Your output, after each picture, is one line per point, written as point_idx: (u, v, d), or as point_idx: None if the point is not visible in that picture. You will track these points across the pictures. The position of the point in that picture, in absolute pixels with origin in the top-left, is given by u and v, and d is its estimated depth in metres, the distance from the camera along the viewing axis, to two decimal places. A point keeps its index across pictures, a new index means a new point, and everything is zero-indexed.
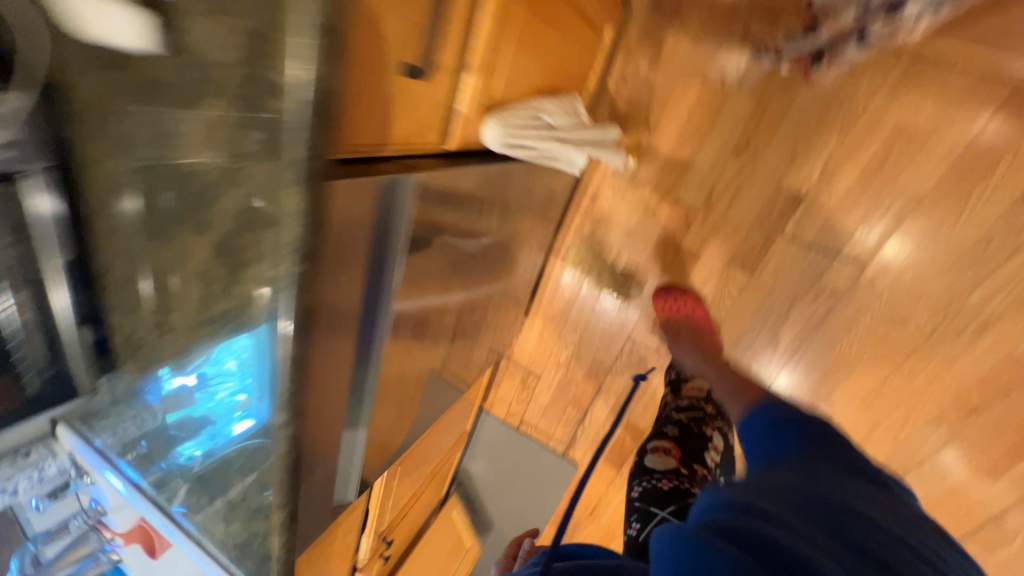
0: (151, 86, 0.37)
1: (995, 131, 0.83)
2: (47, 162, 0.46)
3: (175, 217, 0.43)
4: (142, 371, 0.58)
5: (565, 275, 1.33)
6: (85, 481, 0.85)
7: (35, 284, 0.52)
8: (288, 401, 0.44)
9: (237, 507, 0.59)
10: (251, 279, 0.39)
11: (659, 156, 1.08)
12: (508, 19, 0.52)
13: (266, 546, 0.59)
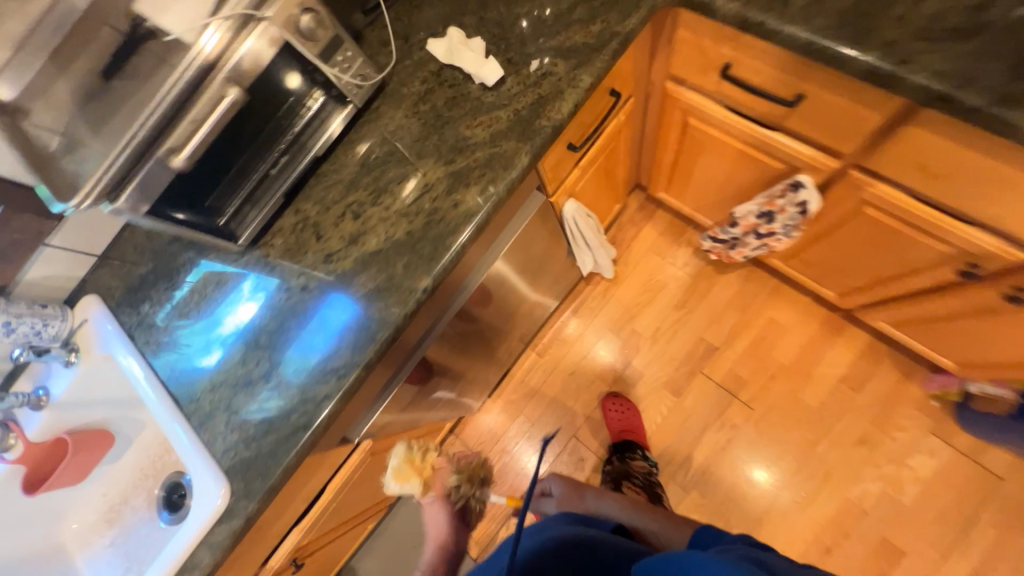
0: (460, 96, 0.73)
1: (822, 336, 1.36)
2: (357, 102, 0.74)
3: (424, 154, 0.73)
4: (289, 247, 0.76)
5: (534, 367, 1.57)
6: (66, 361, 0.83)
7: (283, 161, 0.73)
8: (441, 272, 0.67)
9: (308, 369, 0.70)
10: (468, 192, 0.69)
11: (627, 296, 1.53)
12: (598, 158, 0.97)
13: (312, 412, 0.68)
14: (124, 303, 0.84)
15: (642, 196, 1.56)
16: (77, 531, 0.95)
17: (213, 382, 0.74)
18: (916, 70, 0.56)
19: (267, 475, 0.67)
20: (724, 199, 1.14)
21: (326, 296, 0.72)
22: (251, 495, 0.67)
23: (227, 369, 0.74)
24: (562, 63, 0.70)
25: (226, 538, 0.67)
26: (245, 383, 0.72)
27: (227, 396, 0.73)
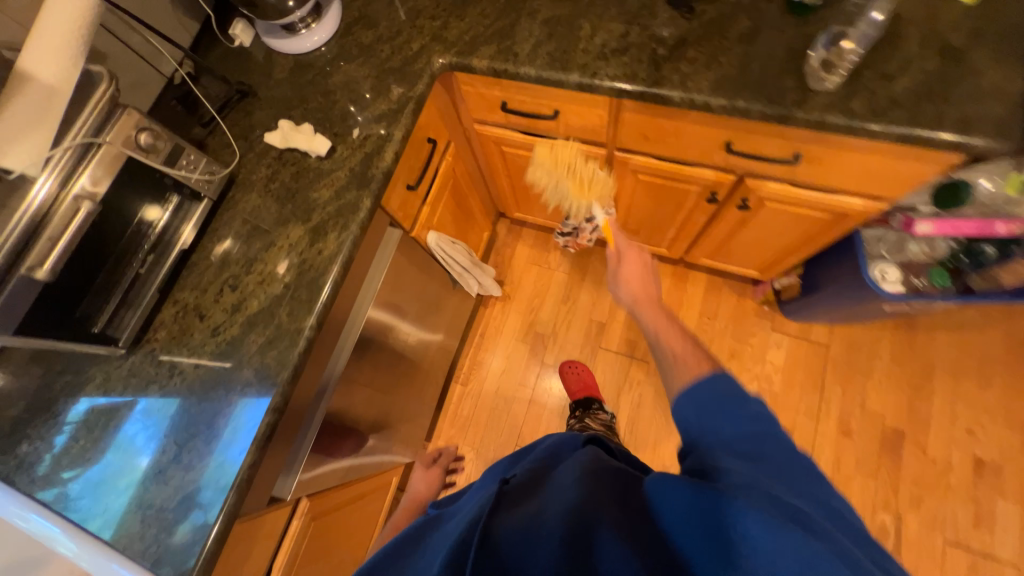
0: (303, 169, 0.89)
1: (676, 285, 1.66)
2: (212, 195, 0.85)
3: (283, 221, 0.86)
4: (175, 335, 0.81)
5: (463, 397, 1.67)
6: None
7: (151, 260, 0.80)
8: (322, 308, 0.79)
9: (220, 434, 0.74)
10: (328, 239, 0.82)
11: (522, 306, 1.74)
12: (443, 193, 1.17)
13: (230, 472, 0.72)
14: None
15: (507, 221, 1.82)
16: None
17: (121, 487, 0.74)
18: (603, 78, 0.84)
19: (200, 550, 0.69)
20: (558, 201, 1.41)
21: (222, 364, 0.78)
22: (186, 574, 0.68)
23: (133, 471, 0.75)
24: (377, 126, 0.89)
25: None
26: (155, 475, 0.74)
27: (138, 495, 0.73)
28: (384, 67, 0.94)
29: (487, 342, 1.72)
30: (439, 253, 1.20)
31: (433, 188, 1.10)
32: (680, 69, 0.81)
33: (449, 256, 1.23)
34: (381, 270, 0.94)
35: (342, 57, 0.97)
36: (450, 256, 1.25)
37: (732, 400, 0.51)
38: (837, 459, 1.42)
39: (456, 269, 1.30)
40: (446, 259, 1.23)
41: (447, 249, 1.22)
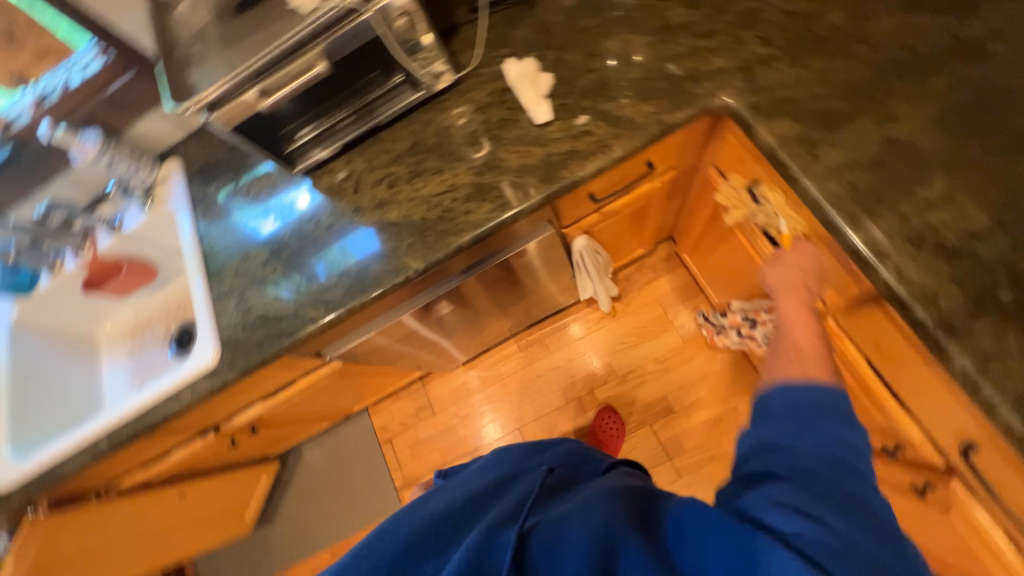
0: (512, 120, 0.82)
1: None
2: (428, 91, 0.84)
3: (462, 157, 0.83)
4: (332, 189, 0.90)
5: (511, 356, 1.71)
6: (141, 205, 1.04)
7: (351, 119, 0.85)
8: (433, 262, 0.79)
9: (309, 292, 0.85)
10: (481, 206, 0.79)
11: (618, 332, 1.63)
12: (623, 210, 1.04)
13: (297, 327, 0.83)
14: (197, 178, 1.05)
15: (672, 249, 1.61)
16: (108, 334, 1.21)
17: (237, 271, 0.92)
18: (888, 269, 0.60)
19: (249, 359, 0.84)
20: (730, 289, 1.19)
21: (342, 242, 0.86)
22: (233, 367, 0.85)
23: (251, 265, 0.91)
24: (604, 128, 0.76)
25: (206, 389, 0.86)
26: (260, 281, 0.89)
27: (244, 285, 0.90)
28: (663, 62, 0.77)
29: (563, 334, 1.68)
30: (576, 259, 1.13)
31: (617, 203, 0.98)
32: (1001, 339, 0.55)
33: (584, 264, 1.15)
34: (508, 254, 0.90)
35: (634, 19, 0.80)
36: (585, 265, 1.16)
37: (834, 416, 0.47)
38: None
39: (582, 275, 1.22)
40: (579, 265, 1.16)
41: (588, 259, 1.13)
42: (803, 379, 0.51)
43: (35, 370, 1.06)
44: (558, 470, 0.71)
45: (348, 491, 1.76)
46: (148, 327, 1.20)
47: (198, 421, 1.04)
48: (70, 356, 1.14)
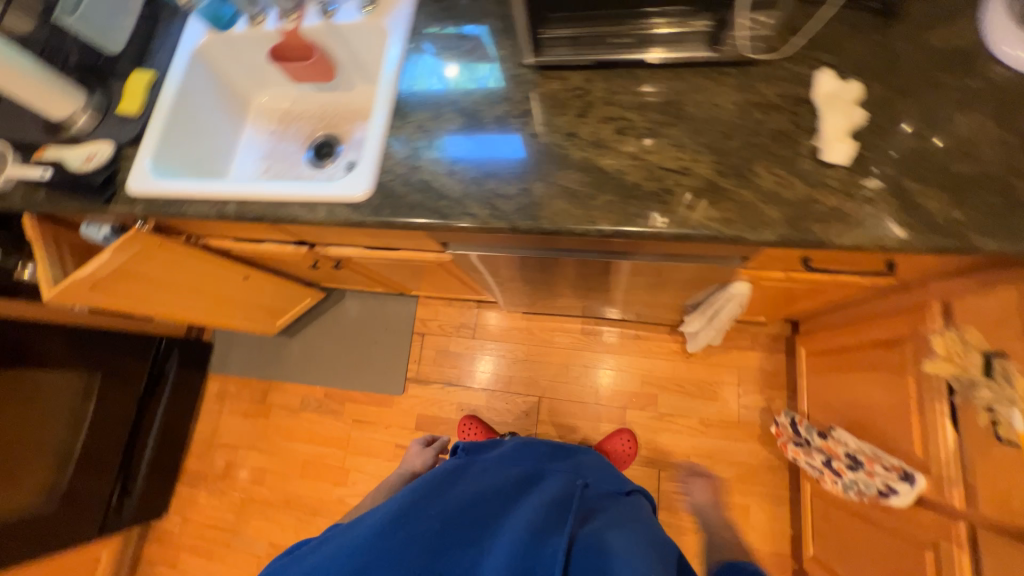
0: (790, 137, 0.70)
1: (762, 557, 1.37)
2: (722, 55, 0.73)
3: (711, 144, 0.72)
4: (556, 97, 0.81)
5: (570, 332, 1.67)
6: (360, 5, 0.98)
7: (627, 41, 0.75)
8: (621, 234, 0.72)
9: (480, 187, 0.79)
10: (704, 208, 0.69)
11: (682, 373, 1.55)
12: (807, 283, 0.93)
13: (453, 213, 0.79)
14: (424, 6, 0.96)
15: (785, 332, 1.49)
16: (261, 106, 1.23)
17: (423, 124, 0.86)
18: None
19: (393, 215, 0.81)
20: (841, 414, 1.08)
21: (539, 158, 0.78)
22: (376, 214, 0.82)
23: (437, 125, 0.85)
24: (893, 208, 0.64)
25: (340, 218, 0.85)
26: (438, 147, 0.83)
27: (421, 141, 0.85)
28: (1009, 176, 0.63)
29: (628, 344, 1.61)
30: (723, 294, 1.03)
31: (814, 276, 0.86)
32: None
33: (725, 301, 1.05)
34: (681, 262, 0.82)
35: (1002, 107, 0.65)
36: (724, 302, 1.06)
37: None
38: None
39: (709, 308, 1.12)
40: (720, 298, 1.06)
41: (733, 302, 1.03)
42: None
43: (194, 105, 1.09)
44: (569, 477, 1.00)
45: (366, 353, 1.84)
46: (298, 120, 1.20)
47: (306, 233, 1.05)
48: (225, 110, 1.16)
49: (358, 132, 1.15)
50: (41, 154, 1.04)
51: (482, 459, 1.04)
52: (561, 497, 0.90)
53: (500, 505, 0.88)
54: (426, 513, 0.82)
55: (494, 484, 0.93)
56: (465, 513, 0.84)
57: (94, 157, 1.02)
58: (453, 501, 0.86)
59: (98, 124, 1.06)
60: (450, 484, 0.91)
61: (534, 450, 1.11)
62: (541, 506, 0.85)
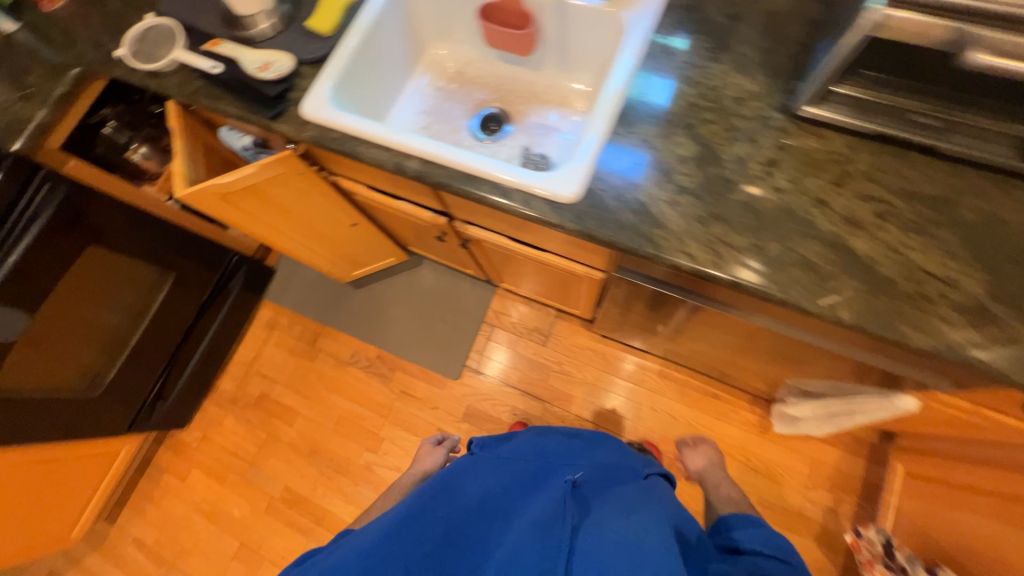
0: None
1: None
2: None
3: (983, 261, 0.66)
4: (812, 155, 0.73)
5: (648, 370, 1.60)
6: None
7: (926, 124, 0.67)
8: (862, 327, 0.65)
9: (706, 228, 0.72)
10: (965, 328, 0.63)
11: (755, 447, 1.49)
12: (983, 419, 0.86)
13: (670, 247, 0.72)
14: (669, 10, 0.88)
15: (876, 440, 1.42)
16: (435, 58, 1.15)
17: (648, 141, 0.78)
18: None
19: (599, 229, 0.74)
20: (949, 553, 1.02)
21: (779, 217, 0.71)
22: (579, 221, 0.76)
23: (666, 146, 0.78)
24: None
25: (535, 213, 0.78)
26: (664, 170, 0.76)
27: (645, 157, 0.77)
28: None
29: (704, 401, 1.55)
30: (880, 396, 0.97)
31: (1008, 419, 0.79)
32: None
33: (877, 405, 0.98)
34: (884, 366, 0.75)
35: None
36: (874, 406, 1.00)
37: None
38: None
39: (843, 402, 1.06)
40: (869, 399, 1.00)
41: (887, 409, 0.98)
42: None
43: (380, 41, 1.01)
44: (570, 465, 0.85)
45: (431, 328, 1.78)
46: (470, 85, 1.13)
47: (462, 208, 0.98)
48: (402, 53, 1.09)
49: (534, 116, 1.07)
50: (215, 46, 0.97)
51: (495, 453, 0.91)
52: (554, 483, 0.76)
53: (507, 501, 0.77)
54: (435, 514, 0.73)
55: (499, 481, 0.81)
56: (475, 518, 0.73)
57: (270, 67, 0.94)
58: (455, 507, 0.75)
59: (279, 32, 0.99)
60: (460, 491, 0.79)
61: (545, 444, 0.94)
62: (542, 497, 0.73)
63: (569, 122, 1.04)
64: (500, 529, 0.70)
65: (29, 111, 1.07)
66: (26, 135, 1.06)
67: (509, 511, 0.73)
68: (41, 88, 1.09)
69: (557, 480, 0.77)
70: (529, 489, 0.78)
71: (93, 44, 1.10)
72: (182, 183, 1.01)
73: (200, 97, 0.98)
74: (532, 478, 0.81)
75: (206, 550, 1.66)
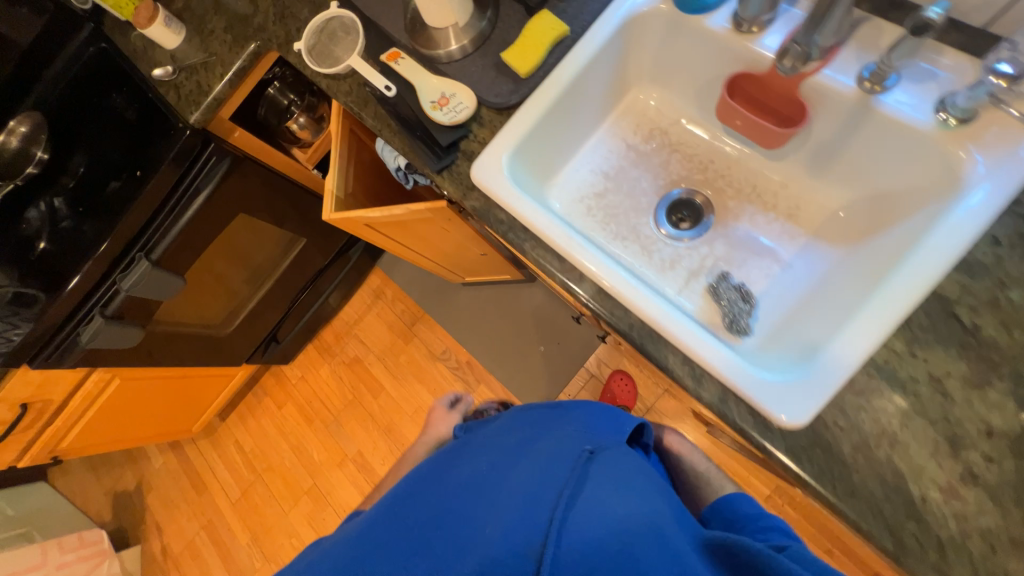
0: None
1: None
2: None
3: None
4: None
5: (750, 491, 1.38)
6: (942, 106, 0.58)
7: None
8: None
9: (996, 557, 0.49)
10: None
11: None
12: None
13: (925, 560, 0.50)
14: None
15: None
16: (636, 104, 0.90)
17: (941, 380, 0.53)
18: None
19: (821, 485, 0.54)
20: None
21: None
22: (791, 460, 0.55)
23: (970, 402, 0.52)
24: None
25: (731, 418, 0.59)
26: (954, 441, 0.52)
27: (929, 407, 0.53)
28: None
29: (811, 549, 1.32)
30: None
31: None
32: None
33: None
34: None
35: None
36: None
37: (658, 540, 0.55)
38: None
39: None
40: None
41: None
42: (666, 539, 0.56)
43: (583, 88, 0.80)
44: (572, 436, 0.72)
45: (525, 352, 1.68)
46: (672, 153, 0.88)
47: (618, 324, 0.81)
48: (602, 98, 0.86)
49: (746, 222, 0.82)
50: (394, 61, 0.84)
51: (490, 434, 0.83)
52: (542, 462, 0.67)
53: (494, 465, 0.72)
54: (413, 516, 0.66)
55: (485, 463, 0.73)
56: (458, 498, 0.66)
57: (447, 103, 0.79)
58: (436, 503, 0.67)
59: (467, 56, 0.82)
60: (449, 480, 0.72)
61: (530, 417, 0.82)
62: (527, 470, 0.66)
63: (796, 247, 0.78)
64: (478, 509, 0.63)
65: (208, 82, 1.04)
66: (202, 108, 1.04)
67: (490, 487, 0.67)
68: (221, 57, 1.05)
69: (545, 455, 0.69)
70: (514, 458, 0.71)
71: (274, 17, 1.02)
72: (330, 205, 0.94)
73: (366, 115, 0.86)
74: (517, 458, 0.71)
75: (285, 476, 1.88)
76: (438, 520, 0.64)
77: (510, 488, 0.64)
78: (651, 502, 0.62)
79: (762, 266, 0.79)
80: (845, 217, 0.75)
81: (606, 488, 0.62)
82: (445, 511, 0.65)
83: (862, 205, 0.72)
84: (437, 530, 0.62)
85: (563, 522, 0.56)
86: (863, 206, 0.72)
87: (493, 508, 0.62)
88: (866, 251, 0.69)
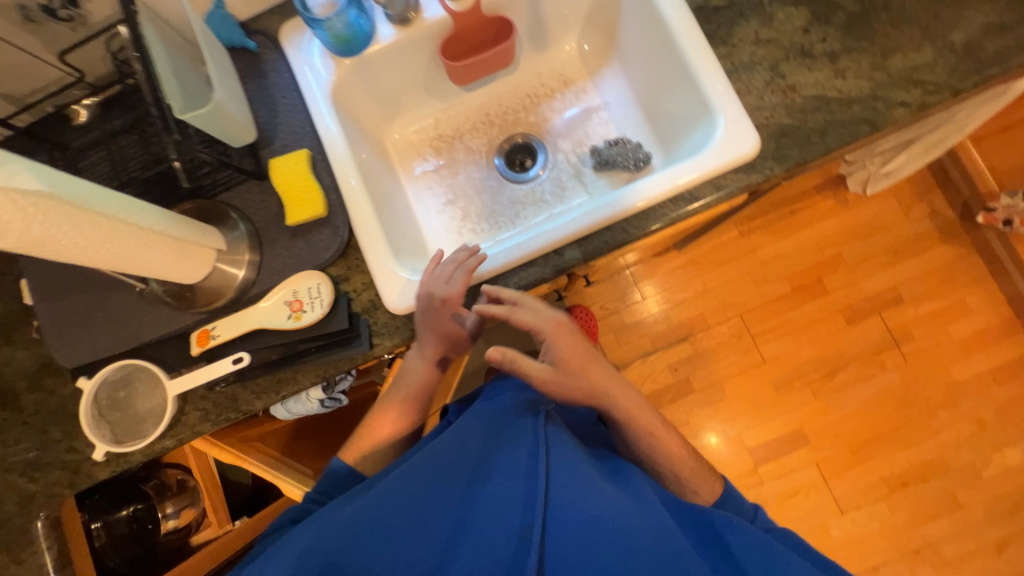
0: None
1: (996, 333, 1.51)
2: None
3: None
4: None
5: (732, 243, 1.60)
6: None
7: None
8: None
9: (891, 69, 0.65)
10: None
11: (851, 222, 1.58)
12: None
13: (881, 112, 0.64)
14: None
15: None
16: (398, 145, 0.90)
17: (759, 37, 0.67)
18: None
19: (809, 148, 0.65)
20: None
21: (933, 7, 0.66)
22: (783, 162, 0.65)
23: (782, 30, 0.67)
24: None
25: (733, 190, 0.66)
26: (805, 52, 0.66)
27: (775, 55, 0.67)
28: None
29: (787, 222, 1.60)
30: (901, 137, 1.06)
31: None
32: None
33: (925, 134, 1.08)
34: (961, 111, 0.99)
35: None
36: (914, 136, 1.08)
37: (634, 522, 0.56)
38: (972, 553, 1.43)
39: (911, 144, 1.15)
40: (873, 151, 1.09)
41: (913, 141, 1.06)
42: (654, 521, 0.57)
43: (366, 169, 0.77)
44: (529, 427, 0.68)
45: None
46: (460, 140, 0.91)
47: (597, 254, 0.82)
48: (378, 164, 0.84)
49: (553, 114, 0.90)
50: (210, 339, 0.68)
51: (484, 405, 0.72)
52: (525, 443, 0.64)
53: (468, 470, 0.62)
54: (404, 501, 0.57)
55: (459, 447, 0.64)
56: (439, 503, 0.58)
57: (303, 301, 0.68)
58: (426, 485, 0.59)
59: (262, 259, 0.70)
60: (422, 467, 0.61)
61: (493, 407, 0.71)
62: (511, 488, 0.59)
63: (593, 91, 0.89)
64: (454, 518, 0.57)
65: None
66: None
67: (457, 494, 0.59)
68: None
69: (528, 454, 0.62)
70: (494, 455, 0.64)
71: (24, 477, 0.72)
72: None
73: (249, 402, 0.69)
74: (485, 462, 0.63)
75: None
76: (416, 515, 0.56)
77: (494, 493, 0.59)
78: (640, 488, 0.63)
79: (595, 121, 0.88)
80: (589, 47, 0.88)
81: (581, 491, 0.58)
82: (420, 510, 0.56)
83: (589, 30, 0.86)
84: (418, 534, 0.55)
85: (557, 503, 0.57)
86: (591, 31, 0.86)
87: (480, 522, 0.56)
88: (626, 44, 0.82)
